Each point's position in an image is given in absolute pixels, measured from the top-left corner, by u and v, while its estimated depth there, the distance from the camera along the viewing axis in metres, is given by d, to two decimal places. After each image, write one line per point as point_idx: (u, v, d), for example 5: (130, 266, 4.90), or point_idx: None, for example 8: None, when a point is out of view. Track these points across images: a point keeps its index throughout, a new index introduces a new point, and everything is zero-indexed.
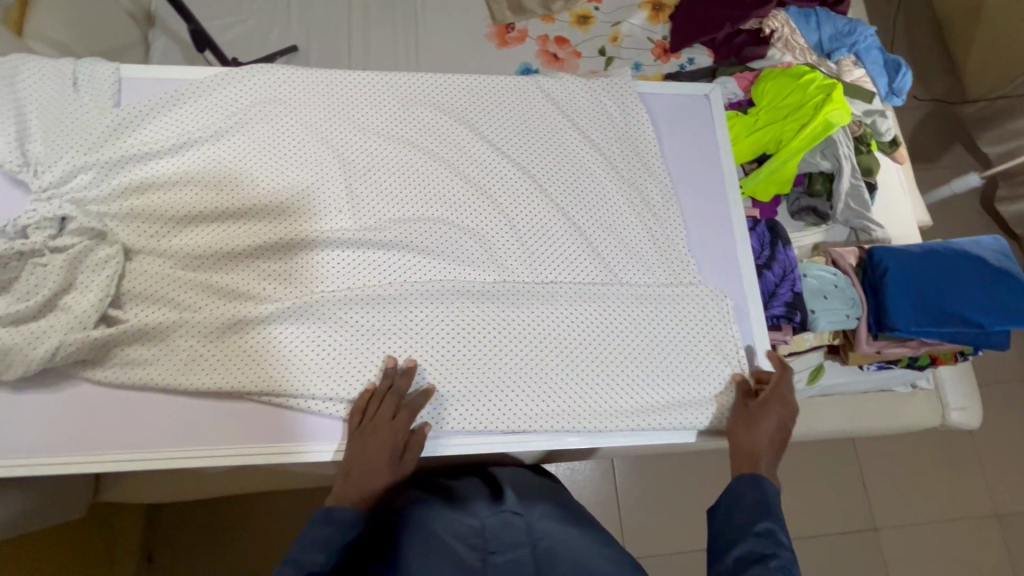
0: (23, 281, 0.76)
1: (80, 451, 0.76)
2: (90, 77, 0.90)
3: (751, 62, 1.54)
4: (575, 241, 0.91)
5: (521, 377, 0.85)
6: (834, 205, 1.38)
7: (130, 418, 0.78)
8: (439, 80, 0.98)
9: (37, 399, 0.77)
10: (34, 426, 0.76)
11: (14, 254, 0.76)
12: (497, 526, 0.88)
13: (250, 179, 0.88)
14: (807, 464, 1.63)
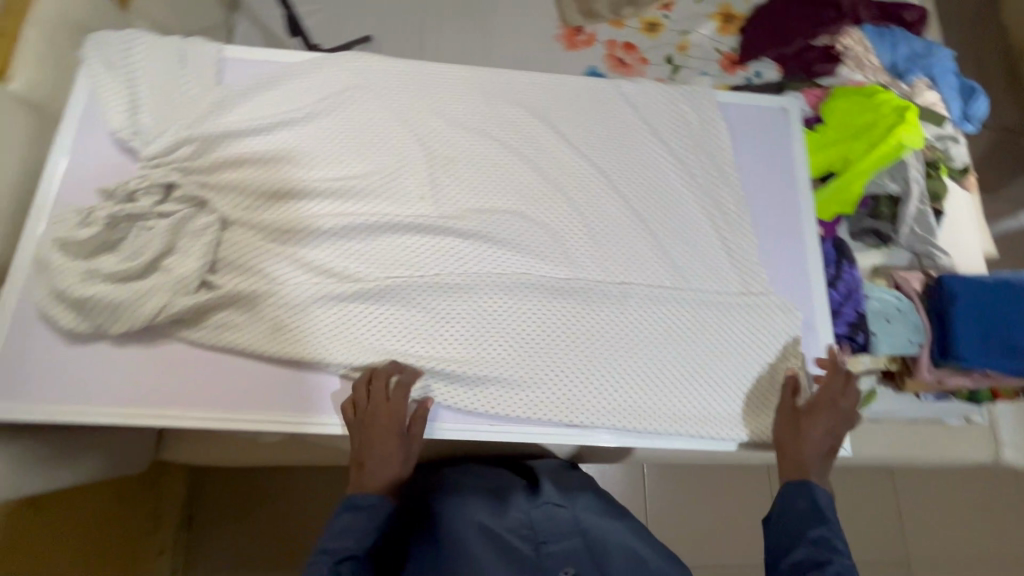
0: (130, 243, 0.81)
1: (169, 407, 0.80)
2: (197, 56, 0.96)
3: (821, 78, 1.50)
4: (645, 244, 0.93)
5: (586, 373, 0.86)
6: (898, 229, 1.35)
7: (214, 379, 0.82)
8: (522, 78, 1.00)
9: (132, 353, 0.81)
10: (127, 379, 0.81)
11: (122, 217, 0.81)
12: (543, 516, 0.93)
13: (337, 161, 0.91)
14: (846, 490, 1.60)
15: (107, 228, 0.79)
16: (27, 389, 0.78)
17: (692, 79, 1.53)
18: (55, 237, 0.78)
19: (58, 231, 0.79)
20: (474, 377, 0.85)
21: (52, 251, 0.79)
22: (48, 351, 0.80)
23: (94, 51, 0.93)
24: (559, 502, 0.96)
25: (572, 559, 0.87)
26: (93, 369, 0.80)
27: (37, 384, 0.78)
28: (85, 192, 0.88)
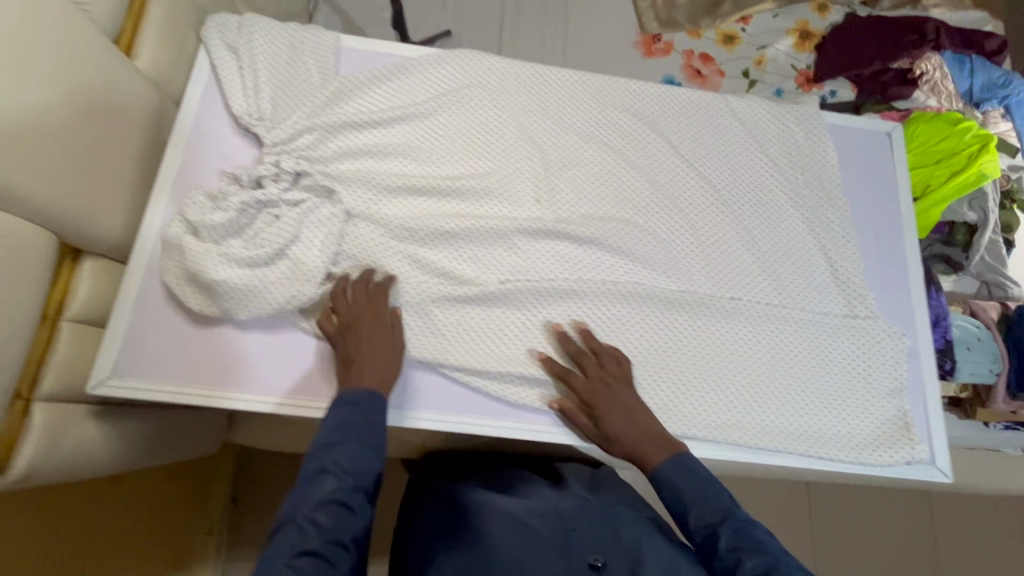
0: (259, 230, 0.82)
1: (288, 394, 0.81)
2: (314, 43, 0.95)
3: (896, 101, 1.51)
4: (754, 260, 0.94)
5: (694, 385, 0.88)
6: (969, 257, 1.37)
7: (331, 369, 0.83)
8: (633, 87, 1.01)
9: (252, 339, 0.82)
10: (246, 364, 0.81)
11: (252, 204, 0.82)
12: (573, 509, 0.86)
13: (454, 159, 0.92)
14: (893, 512, 1.60)
15: (239, 214, 0.81)
16: (157, 368, 0.79)
17: (767, 94, 1.53)
18: (192, 222, 0.80)
19: (192, 214, 0.80)
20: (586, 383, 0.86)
21: (186, 234, 0.80)
22: (174, 332, 0.81)
23: (216, 33, 0.92)
24: (585, 496, 0.91)
25: (603, 553, 0.79)
26: (215, 352, 0.81)
27: (165, 364, 0.80)
28: (205, 174, 0.88)
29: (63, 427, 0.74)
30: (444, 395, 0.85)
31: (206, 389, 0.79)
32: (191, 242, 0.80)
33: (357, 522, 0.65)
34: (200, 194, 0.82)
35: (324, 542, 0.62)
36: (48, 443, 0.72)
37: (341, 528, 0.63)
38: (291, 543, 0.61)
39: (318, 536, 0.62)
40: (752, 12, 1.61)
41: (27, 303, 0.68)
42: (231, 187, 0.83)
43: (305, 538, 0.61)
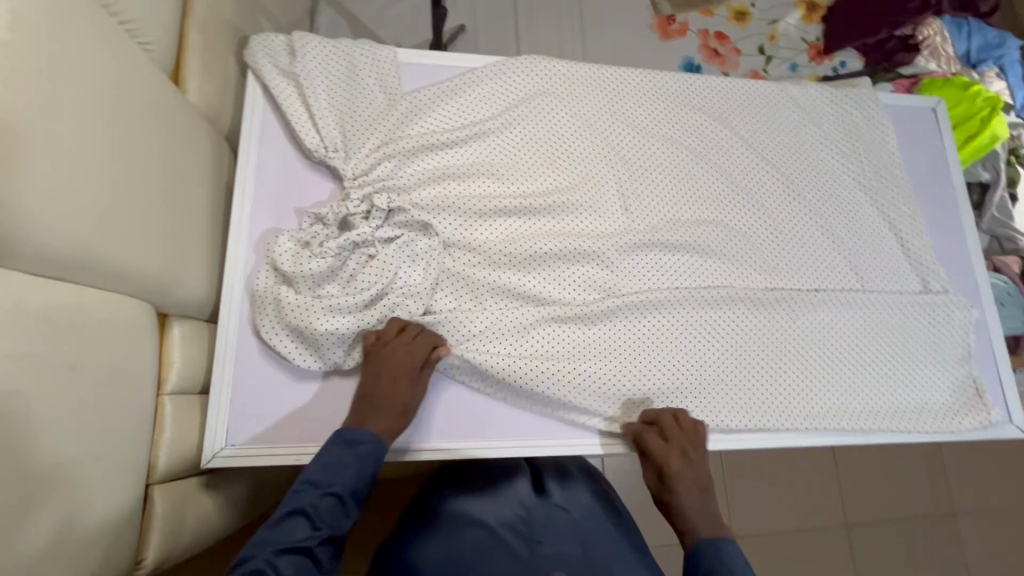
0: (354, 272, 0.78)
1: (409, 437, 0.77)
2: (370, 59, 0.88)
3: (901, 68, 1.52)
4: (833, 248, 0.96)
5: (798, 378, 0.89)
6: (980, 215, 1.43)
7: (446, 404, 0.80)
8: (698, 82, 1.00)
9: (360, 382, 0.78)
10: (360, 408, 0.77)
11: (345, 246, 0.77)
12: (544, 523, 0.84)
13: (537, 174, 0.89)
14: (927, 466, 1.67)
15: (335, 261, 0.76)
16: (268, 429, 0.75)
17: (784, 71, 1.56)
18: (285, 273, 0.75)
19: (286, 265, 0.75)
20: (697, 390, 0.85)
21: (281, 287, 0.76)
22: (278, 389, 0.76)
23: (266, 60, 0.84)
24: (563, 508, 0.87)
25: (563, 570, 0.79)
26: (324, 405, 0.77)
27: (276, 425, 0.75)
28: (281, 216, 0.82)
29: (183, 507, 0.69)
30: (466, 411, 0.81)
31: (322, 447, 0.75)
32: (287, 294, 0.75)
33: (343, 524, 0.64)
34: (289, 242, 0.76)
35: (315, 535, 0.62)
36: (173, 528, 0.67)
37: (329, 525, 0.63)
38: (278, 539, 0.60)
39: (319, 534, 0.62)
40: None
41: (135, 385, 0.62)
42: (318, 231, 0.79)
43: (274, 541, 0.60)
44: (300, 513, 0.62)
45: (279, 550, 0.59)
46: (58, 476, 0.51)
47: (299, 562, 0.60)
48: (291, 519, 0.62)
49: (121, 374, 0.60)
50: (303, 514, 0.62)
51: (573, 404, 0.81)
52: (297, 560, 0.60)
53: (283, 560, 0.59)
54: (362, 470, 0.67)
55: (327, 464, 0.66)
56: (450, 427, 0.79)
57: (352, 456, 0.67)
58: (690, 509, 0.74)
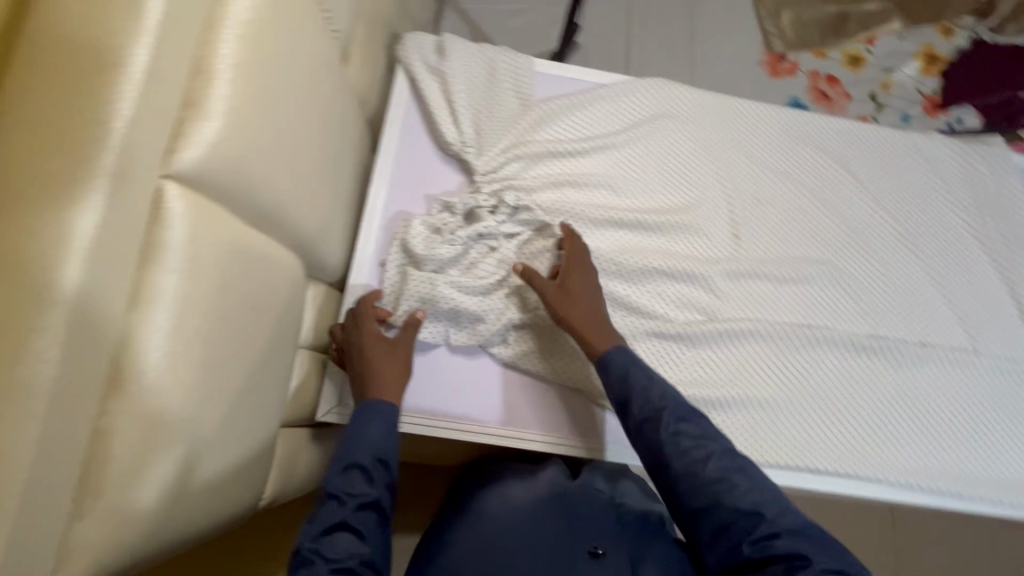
0: (476, 263, 0.82)
1: (489, 423, 0.79)
2: (511, 66, 0.94)
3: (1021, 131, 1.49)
4: (945, 304, 0.93)
5: (893, 431, 0.87)
6: None
7: (521, 398, 0.82)
8: (820, 122, 1.00)
9: (462, 364, 0.82)
10: (448, 387, 0.81)
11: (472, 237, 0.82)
12: (580, 499, 0.79)
13: (652, 192, 0.92)
14: None
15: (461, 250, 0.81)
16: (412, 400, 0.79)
17: (894, 121, 1.52)
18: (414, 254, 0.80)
19: (416, 248, 0.80)
20: (788, 425, 0.84)
21: (408, 266, 0.81)
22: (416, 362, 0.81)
23: (416, 56, 0.91)
24: (599, 492, 0.82)
25: (603, 541, 0.74)
26: (460, 382, 0.81)
27: (418, 395, 0.79)
28: (415, 200, 0.88)
29: (294, 453, 0.75)
30: (480, 397, 0.81)
31: (460, 424, 0.79)
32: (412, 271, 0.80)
33: (373, 490, 0.66)
34: (421, 227, 0.82)
35: (348, 509, 0.64)
36: (285, 470, 0.73)
37: (358, 495, 0.65)
38: (316, 525, 0.63)
39: (351, 505, 0.64)
40: (877, 33, 1.57)
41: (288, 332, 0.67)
42: (447, 219, 0.84)
43: (314, 528, 0.63)
44: (332, 496, 0.65)
45: (320, 535, 0.62)
46: (242, 400, 0.56)
47: (343, 539, 0.62)
48: (324, 506, 0.64)
49: (286, 323, 0.65)
50: (333, 497, 0.65)
51: None
52: (341, 537, 0.62)
53: (325, 542, 0.61)
54: (377, 433, 0.69)
55: (348, 437, 0.69)
56: (492, 413, 0.80)
57: (365, 428, 0.69)
58: (588, 330, 0.76)
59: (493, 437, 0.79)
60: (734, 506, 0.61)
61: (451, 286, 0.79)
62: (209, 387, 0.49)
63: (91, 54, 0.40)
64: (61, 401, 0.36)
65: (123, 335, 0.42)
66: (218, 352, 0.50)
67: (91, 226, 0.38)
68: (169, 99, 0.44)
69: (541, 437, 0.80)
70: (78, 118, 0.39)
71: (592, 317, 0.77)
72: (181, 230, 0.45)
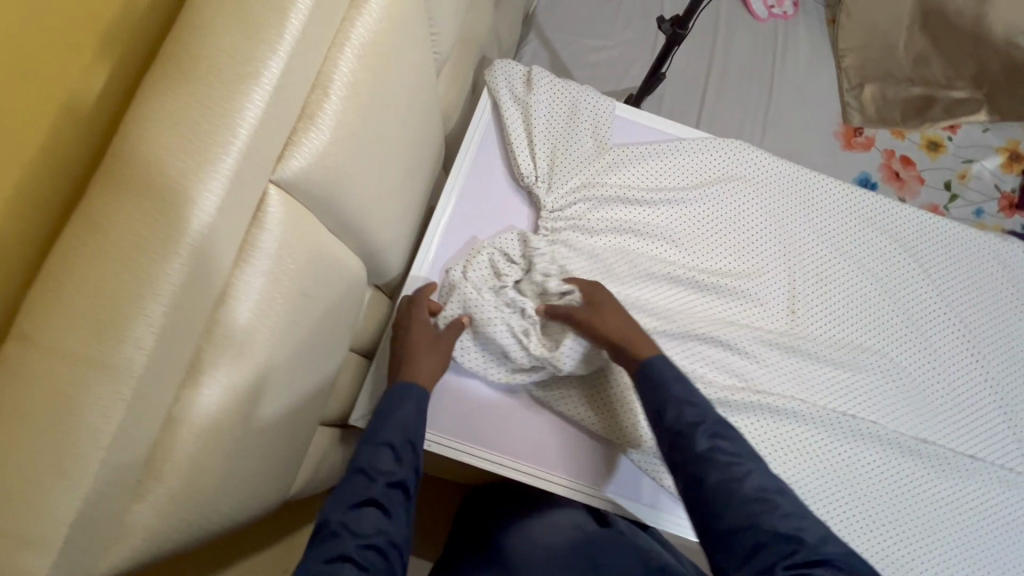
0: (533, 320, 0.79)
1: (501, 450, 0.80)
2: (593, 107, 0.94)
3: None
4: (1005, 420, 0.89)
5: (929, 543, 0.82)
6: None
7: (534, 430, 0.81)
8: (896, 209, 0.98)
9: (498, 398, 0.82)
10: (472, 410, 0.81)
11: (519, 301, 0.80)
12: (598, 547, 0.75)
13: (713, 253, 0.90)
14: None
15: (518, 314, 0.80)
16: (452, 423, 0.80)
17: (967, 215, 1.47)
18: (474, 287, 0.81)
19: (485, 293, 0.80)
20: (823, 519, 0.81)
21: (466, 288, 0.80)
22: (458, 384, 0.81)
23: (503, 83, 0.92)
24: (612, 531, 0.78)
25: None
26: (498, 412, 0.81)
27: (458, 420, 0.80)
28: (487, 225, 0.89)
29: (323, 453, 0.75)
30: (497, 422, 0.81)
31: (488, 452, 0.79)
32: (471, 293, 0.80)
33: (401, 470, 0.64)
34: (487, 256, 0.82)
35: (377, 487, 0.61)
36: (312, 470, 0.73)
37: (387, 471, 0.63)
38: (344, 498, 0.60)
39: (381, 482, 0.62)
40: (962, 121, 1.52)
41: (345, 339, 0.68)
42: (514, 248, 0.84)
43: (341, 503, 0.60)
44: (360, 472, 0.62)
45: (350, 508, 0.59)
46: (298, 403, 0.57)
47: (373, 513, 0.59)
48: (353, 479, 0.62)
49: (348, 331, 0.66)
50: (363, 473, 0.62)
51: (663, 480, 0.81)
52: (369, 511, 0.59)
53: (355, 517, 0.58)
54: (407, 416, 0.69)
55: (380, 419, 0.69)
56: (505, 440, 0.80)
57: (398, 411, 0.69)
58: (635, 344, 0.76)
59: (522, 473, 0.79)
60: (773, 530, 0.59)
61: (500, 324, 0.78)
62: (271, 389, 0.50)
63: (231, 62, 0.42)
64: (145, 390, 0.38)
65: (206, 330, 0.43)
66: (286, 357, 0.51)
67: (203, 226, 0.39)
68: (290, 110, 0.46)
69: (574, 485, 0.80)
70: (208, 121, 0.40)
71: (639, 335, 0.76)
72: (275, 236, 0.47)
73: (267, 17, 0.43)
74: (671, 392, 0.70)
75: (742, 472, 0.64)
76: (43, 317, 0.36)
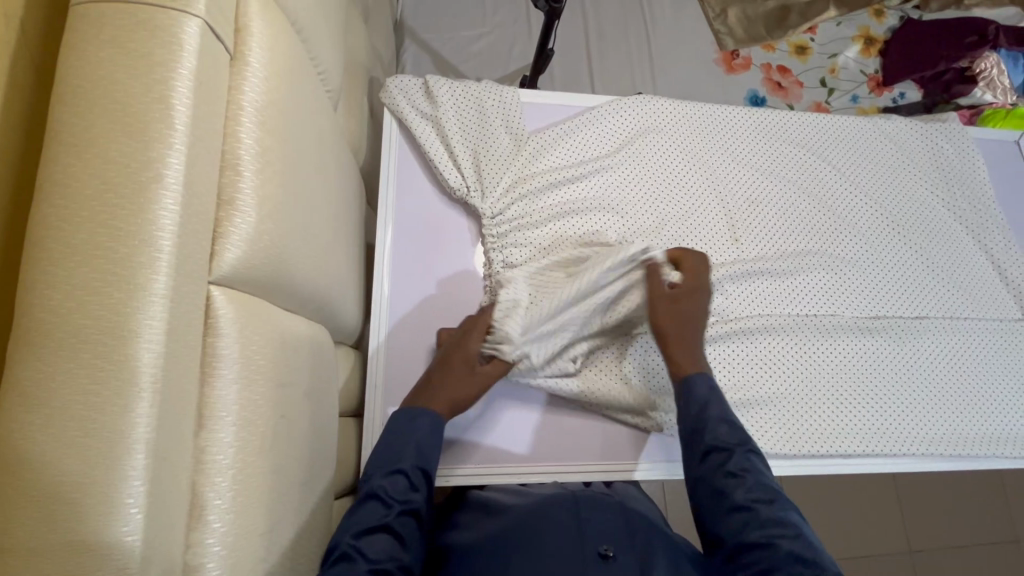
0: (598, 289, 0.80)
1: (521, 463, 0.80)
2: (499, 102, 0.92)
3: (959, 99, 1.53)
4: (934, 276, 0.98)
5: (906, 404, 0.90)
6: None
7: (548, 438, 0.83)
8: (794, 119, 1.05)
9: (516, 419, 0.83)
10: (494, 439, 0.82)
11: (585, 299, 0.78)
12: (563, 509, 0.69)
13: (649, 206, 0.92)
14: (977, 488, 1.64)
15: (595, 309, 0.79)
16: (468, 450, 0.81)
17: (846, 104, 1.59)
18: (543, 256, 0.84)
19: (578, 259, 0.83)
20: (816, 415, 0.87)
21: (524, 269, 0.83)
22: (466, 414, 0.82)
23: (404, 102, 0.89)
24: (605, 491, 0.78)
25: (614, 540, 0.65)
26: (508, 425, 0.83)
27: (482, 445, 0.81)
28: (455, 270, 0.86)
29: None
30: (510, 437, 0.82)
31: (512, 467, 0.80)
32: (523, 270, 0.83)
33: (416, 497, 0.66)
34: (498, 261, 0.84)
35: (391, 513, 0.64)
36: None
37: (403, 500, 0.65)
38: (355, 524, 0.62)
39: (395, 509, 0.64)
40: (818, 21, 1.64)
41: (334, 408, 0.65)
42: (514, 250, 0.85)
43: (353, 525, 0.62)
44: (372, 497, 0.65)
45: (359, 534, 0.61)
46: (307, 494, 0.53)
47: (384, 540, 0.61)
48: (365, 505, 0.64)
49: (330, 400, 0.62)
50: (376, 498, 0.64)
51: (632, 420, 0.83)
52: (380, 537, 0.61)
53: (364, 541, 0.60)
54: (425, 444, 0.70)
55: (393, 438, 0.70)
56: (515, 450, 0.82)
57: (411, 437, 0.70)
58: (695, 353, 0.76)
59: (543, 475, 0.80)
60: (788, 552, 0.58)
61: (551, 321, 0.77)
62: (279, 494, 0.46)
63: (126, 171, 0.37)
64: (156, 553, 0.34)
65: (194, 461, 0.39)
66: (282, 455, 0.47)
67: (157, 359, 0.35)
68: (207, 201, 0.42)
69: (598, 462, 0.82)
70: (124, 243, 0.36)
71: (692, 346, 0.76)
72: (235, 338, 0.43)
73: (152, 111, 0.39)
74: (711, 412, 0.70)
75: (766, 496, 0.63)
76: (29, 512, 0.32)
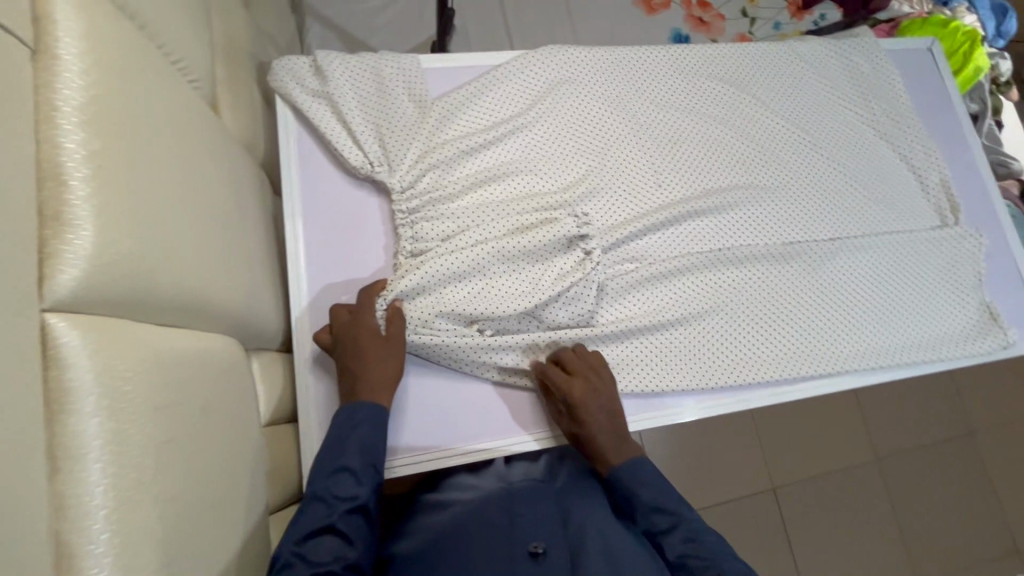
0: (543, 279, 0.80)
1: (472, 441, 0.78)
2: (399, 70, 0.87)
3: (878, 14, 1.53)
4: (857, 193, 0.99)
5: (839, 323, 0.91)
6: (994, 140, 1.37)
7: (497, 411, 0.80)
8: (709, 51, 1.02)
9: (460, 395, 0.80)
10: (442, 419, 0.79)
11: (504, 250, 0.78)
12: (495, 506, 0.74)
13: (567, 161, 0.89)
14: (929, 391, 1.72)
15: (553, 295, 0.79)
16: (418, 438, 0.77)
17: (769, 31, 1.57)
18: (457, 224, 0.81)
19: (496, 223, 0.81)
20: (753, 347, 0.87)
21: (436, 244, 0.80)
22: (404, 399, 0.78)
23: (294, 83, 0.82)
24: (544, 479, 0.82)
25: (546, 539, 0.70)
26: (456, 406, 0.79)
27: (427, 429, 0.78)
28: (369, 254, 0.82)
29: None
30: (457, 414, 0.79)
31: (466, 447, 0.78)
32: (439, 247, 0.79)
33: (362, 492, 0.67)
34: (407, 240, 0.80)
35: (335, 513, 0.65)
36: None
37: (347, 499, 0.66)
38: (298, 530, 0.63)
39: (339, 509, 0.66)
40: None
41: (253, 421, 0.61)
42: (431, 224, 0.81)
43: (297, 531, 0.63)
44: (317, 499, 0.66)
45: (304, 539, 0.63)
46: (224, 513, 0.50)
47: (330, 541, 0.64)
48: (310, 506, 0.65)
49: (243, 414, 0.58)
50: (320, 501, 0.66)
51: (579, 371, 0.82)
52: (326, 540, 0.64)
53: (309, 547, 0.62)
54: (366, 438, 0.69)
55: (339, 438, 0.69)
56: (464, 427, 0.79)
57: (355, 433, 0.69)
58: (603, 443, 0.76)
59: (492, 451, 0.78)
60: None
61: (467, 286, 0.78)
62: (179, 522, 0.43)
63: None
64: None
65: (56, 509, 0.36)
66: (176, 480, 0.44)
67: None
68: (22, 221, 0.37)
69: (550, 434, 0.81)
70: None
71: (609, 438, 0.76)
72: (89, 368, 0.38)
73: None
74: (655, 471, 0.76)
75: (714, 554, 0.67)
76: None
